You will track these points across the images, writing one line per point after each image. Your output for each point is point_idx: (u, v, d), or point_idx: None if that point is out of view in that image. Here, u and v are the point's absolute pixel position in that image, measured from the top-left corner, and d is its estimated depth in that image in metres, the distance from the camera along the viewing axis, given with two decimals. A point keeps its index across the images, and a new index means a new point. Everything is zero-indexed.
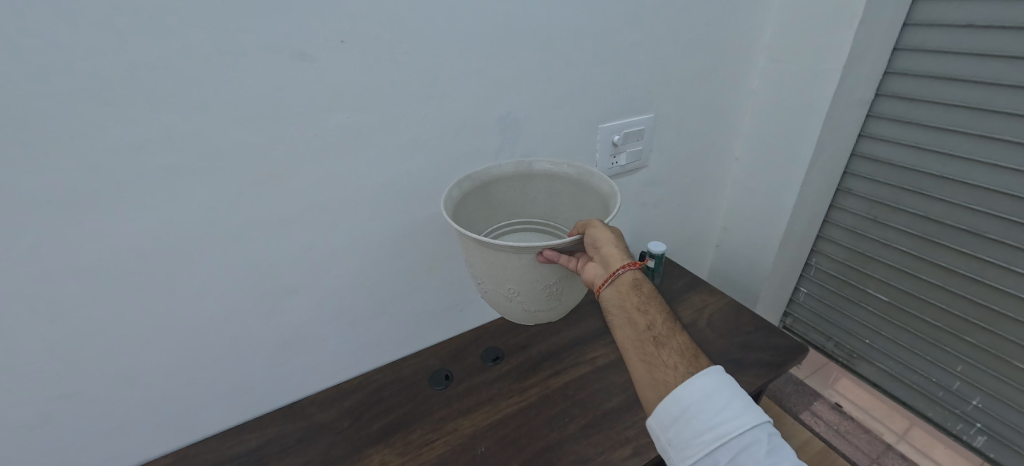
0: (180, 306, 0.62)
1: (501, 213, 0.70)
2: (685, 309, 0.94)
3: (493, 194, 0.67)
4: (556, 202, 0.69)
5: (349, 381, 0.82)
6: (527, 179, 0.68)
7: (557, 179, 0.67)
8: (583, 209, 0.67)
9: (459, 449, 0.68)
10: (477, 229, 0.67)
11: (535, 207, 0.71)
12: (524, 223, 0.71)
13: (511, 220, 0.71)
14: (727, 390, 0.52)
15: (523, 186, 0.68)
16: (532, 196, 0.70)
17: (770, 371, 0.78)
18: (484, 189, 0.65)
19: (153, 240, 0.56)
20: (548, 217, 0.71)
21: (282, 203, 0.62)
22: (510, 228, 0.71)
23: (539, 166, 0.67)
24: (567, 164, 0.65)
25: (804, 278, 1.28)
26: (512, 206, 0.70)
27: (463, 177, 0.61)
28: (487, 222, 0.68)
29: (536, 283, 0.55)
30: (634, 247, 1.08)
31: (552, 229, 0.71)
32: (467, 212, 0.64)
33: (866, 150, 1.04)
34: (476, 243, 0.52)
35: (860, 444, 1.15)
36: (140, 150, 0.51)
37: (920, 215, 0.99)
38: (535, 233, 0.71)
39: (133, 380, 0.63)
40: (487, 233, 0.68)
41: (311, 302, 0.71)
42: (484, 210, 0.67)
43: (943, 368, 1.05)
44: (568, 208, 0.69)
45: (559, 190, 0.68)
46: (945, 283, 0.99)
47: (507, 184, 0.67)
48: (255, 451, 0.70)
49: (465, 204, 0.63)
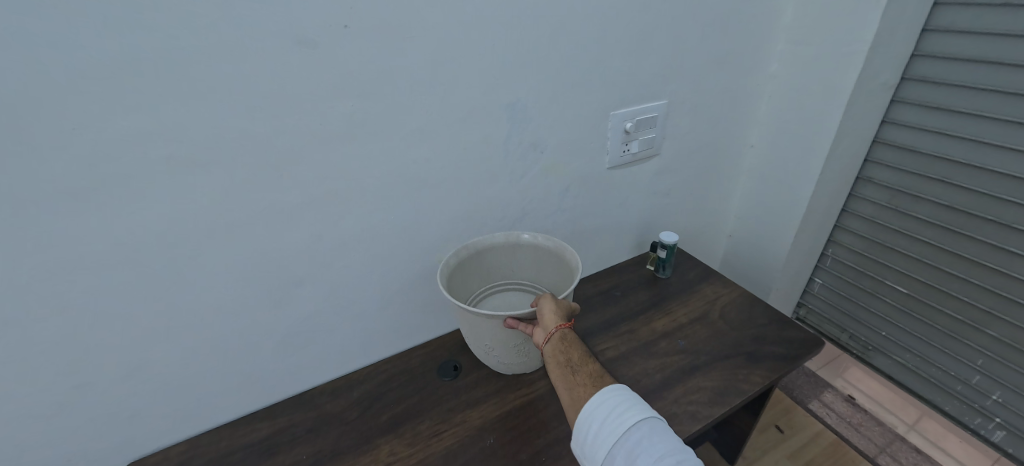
0: (189, 297, 0.62)
1: (494, 274, 0.81)
2: (697, 300, 0.92)
3: (487, 259, 0.79)
4: (539, 268, 0.80)
5: (358, 371, 0.82)
6: (515, 248, 0.79)
7: (541, 249, 0.78)
8: (560, 278, 0.77)
9: (468, 440, 0.68)
10: (471, 288, 0.79)
11: (522, 271, 0.82)
12: (513, 284, 0.82)
13: (502, 281, 0.82)
14: (613, 399, 0.54)
15: (512, 254, 0.80)
16: (520, 261, 0.81)
17: (784, 365, 0.76)
18: (477, 255, 0.77)
19: (159, 232, 0.56)
20: (532, 279, 0.82)
21: (286, 193, 0.61)
22: (500, 288, 0.82)
23: (525, 238, 0.78)
24: (548, 238, 0.76)
25: (819, 268, 1.25)
26: (504, 269, 0.81)
27: (460, 247, 0.73)
28: (481, 282, 0.80)
29: (507, 342, 0.68)
30: (645, 236, 1.06)
31: (536, 291, 0.82)
32: (462, 276, 0.76)
33: (890, 137, 1.00)
34: (461, 311, 0.65)
35: (873, 437, 1.11)
36: (143, 141, 0.50)
37: (944, 204, 0.95)
38: (521, 294, 0.82)
39: (145, 371, 0.64)
40: (480, 291, 0.80)
41: (319, 293, 0.71)
42: (478, 272, 0.79)
43: (962, 361, 1.03)
44: (549, 274, 0.80)
45: (541, 259, 0.79)
46: (967, 275, 0.96)
47: (498, 250, 0.79)
48: (265, 440, 0.71)
49: (461, 268, 0.75)
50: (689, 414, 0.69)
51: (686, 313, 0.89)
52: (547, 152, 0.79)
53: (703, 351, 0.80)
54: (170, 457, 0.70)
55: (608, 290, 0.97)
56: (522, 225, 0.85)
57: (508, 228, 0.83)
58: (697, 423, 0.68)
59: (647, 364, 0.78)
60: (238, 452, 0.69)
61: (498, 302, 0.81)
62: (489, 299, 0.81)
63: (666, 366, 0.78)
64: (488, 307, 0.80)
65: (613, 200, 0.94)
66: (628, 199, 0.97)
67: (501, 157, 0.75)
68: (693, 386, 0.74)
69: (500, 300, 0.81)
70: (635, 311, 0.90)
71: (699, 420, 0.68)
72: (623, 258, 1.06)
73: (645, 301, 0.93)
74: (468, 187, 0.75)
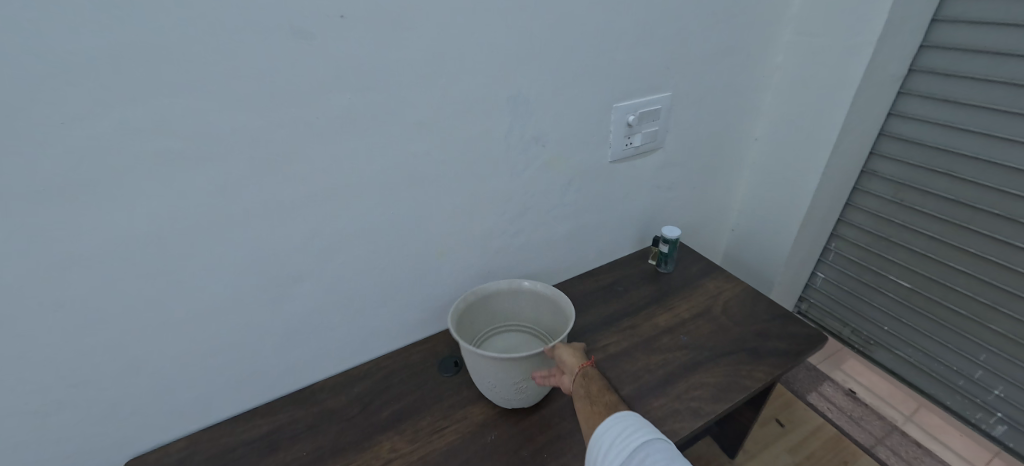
0: (186, 294, 0.61)
1: (495, 318, 0.82)
2: (699, 295, 0.91)
3: (490, 304, 0.81)
4: (540, 315, 0.81)
5: (358, 367, 0.82)
6: (515, 291, 0.80)
7: (541, 296, 0.79)
8: (558, 320, 0.78)
9: (470, 437, 0.68)
10: (475, 332, 0.80)
11: (523, 315, 0.83)
12: (515, 325, 0.83)
13: (504, 323, 0.83)
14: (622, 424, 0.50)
15: (512, 297, 0.81)
16: (522, 307, 0.82)
17: (787, 361, 0.76)
18: (481, 301, 0.79)
19: (155, 228, 0.55)
20: (534, 325, 0.83)
21: (284, 188, 0.60)
22: (501, 331, 0.83)
23: (525, 285, 0.80)
24: (547, 286, 0.78)
25: (822, 262, 1.24)
26: (507, 314, 0.83)
27: (466, 292, 0.76)
28: (483, 325, 0.81)
29: (509, 380, 0.65)
30: (647, 230, 1.05)
31: (537, 336, 0.82)
32: (467, 321, 0.78)
33: (897, 130, 0.99)
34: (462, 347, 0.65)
35: (873, 430, 1.11)
36: (135, 136, 0.49)
37: (950, 198, 0.94)
38: (522, 336, 0.82)
39: (144, 368, 0.63)
40: (481, 335, 0.81)
41: (318, 289, 0.70)
42: (482, 318, 0.81)
43: (964, 356, 1.03)
44: (549, 320, 0.81)
45: (541, 304, 0.80)
46: (971, 270, 0.96)
47: (501, 296, 0.81)
48: (265, 437, 0.70)
49: (466, 313, 0.77)
50: (692, 410, 0.69)
51: (688, 308, 0.88)
52: (549, 145, 0.78)
53: (706, 347, 0.80)
54: (170, 453, 0.69)
55: (610, 285, 0.96)
56: (523, 220, 0.84)
57: (509, 222, 0.82)
58: (699, 419, 0.67)
59: (649, 360, 0.78)
60: (238, 449, 0.69)
61: (499, 344, 0.81)
62: (492, 343, 0.81)
63: (668, 362, 0.77)
64: (489, 349, 0.81)
65: (615, 194, 0.93)
66: (630, 193, 0.95)
67: (502, 151, 0.74)
68: (695, 382, 0.73)
69: (501, 343, 0.82)
70: (637, 306, 0.90)
71: (701, 416, 0.68)
72: (625, 252, 1.05)
73: (647, 296, 0.92)
74: (468, 181, 0.73)
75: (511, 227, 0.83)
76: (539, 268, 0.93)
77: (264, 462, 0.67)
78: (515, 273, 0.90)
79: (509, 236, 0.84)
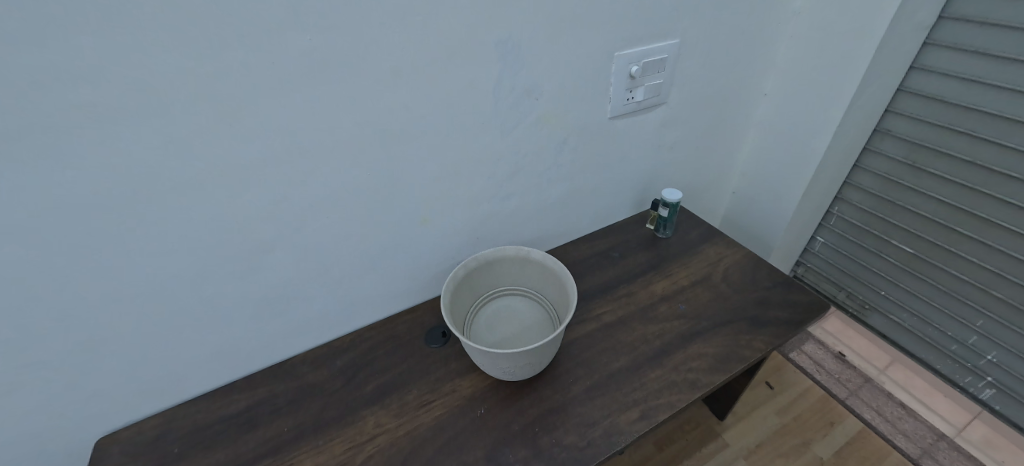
0: (140, 267, 0.54)
1: (502, 280, 0.78)
2: (699, 262, 0.87)
3: (497, 268, 0.77)
4: (546, 287, 0.76)
5: (341, 339, 0.78)
6: (525, 260, 0.75)
7: (548, 268, 0.74)
8: (563, 297, 0.72)
9: (458, 411, 0.65)
10: (480, 293, 0.77)
11: (530, 281, 0.78)
12: (520, 291, 0.78)
13: (508, 287, 0.79)
14: None
15: (522, 264, 0.76)
16: (528, 275, 0.77)
17: (788, 331, 0.73)
18: (487, 265, 0.75)
19: (92, 195, 0.47)
20: (539, 294, 0.78)
21: (240, 148, 0.52)
22: (505, 294, 0.79)
23: (535, 255, 0.74)
24: (554, 261, 0.72)
25: (822, 227, 1.21)
26: (514, 279, 0.78)
27: (471, 258, 0.72)
28: (488, 284, 0.77)
29: (495, 365, 0.63)
30: (646, 193, 1.00)
31: (541, 305, 0.77)
32: (470, 287, 0.74)
33: (915, 86, 0.92)
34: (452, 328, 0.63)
35: (860, 395, 1.14)
36: (46, 84, 0.40)
37: (966, 160, 0.90)
38: (525, 302, 0.78)
39: (102, 348, 0.58)
40: (488, 293, 0.77)
41: (290, 260, 0.64)
42: (488, 280, 0.77)
43: (960, 321, 1.02)
44: (554, 292, 0.75)
45: (548, 277, 0.75)
46: (979, 236, 0.93)
47: (509, 262, 0.76)
48: (243, 413, 0.67)
49: (470, 277, 0.74)
50: (689, 381, 0.67)
51: (687, 275, 0.85)
52: (542, 99, 0.70)
53: (704, 316, 0.77)
54: (144, 430, 0.66)
55: (606, 251, 0.91)
56: (514, 183, 0.77)
57: (499, 185, 0.76)
58: (696, 391, 0.65)
59: (645, 330, 0.75)
60: (215, 426, 0.66)
61: (503, 305, 0.78)
62: (496, 305, 0.78)
63: (665, 332, 0.74)
64: (491, 312, 0.77)
65: (614, 155, 0.87)
66: (629, 153, 0.89)
67: (491, 105, 0.66)
68: (693, 352, 0.71)
69: (504, 306, 0.78)
70: (634, 273, 0.86)
71: (699, 388, 0.66)
72: (622, 216, 1.00)
73: (644, 263, 0.88)
74: (454, 140, 0.66)
75: (502, 191, 0.77)
76: (531, 234, 0.88)
77: (243, 439, 0.64)
78: (505, 240, 0.85)
79: (499, 200, 0.78)
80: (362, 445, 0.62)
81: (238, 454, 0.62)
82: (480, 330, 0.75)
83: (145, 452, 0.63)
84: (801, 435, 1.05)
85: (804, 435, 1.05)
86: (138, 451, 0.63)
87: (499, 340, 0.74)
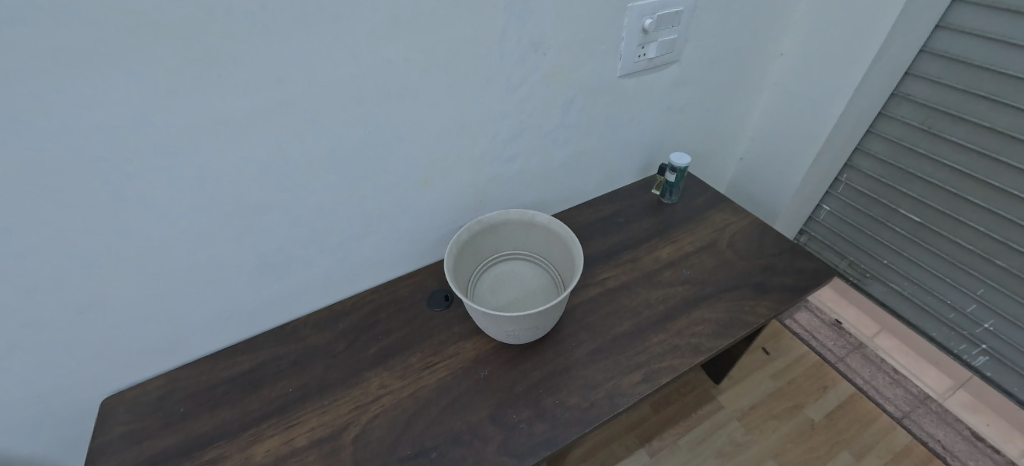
0: (132, 227, 0.52)
1: (505, 244, 0.76)
2: (705, 229, 0.86)
3: (500, 232, 0.75)
4: (550, 251, 0.75)
5: (342, 302, 0.77)
6: (530, 224, 0.74)
7: (552, 233, 0.72)
8: (567, 261, 0.72)
9: (462, 373, 0.65)
10: (483, 257, 0.75)
11: (534, 246, 0.77)
12: (523, 255, 0.77)
13: (512, 251, 0.77)
14: None
15: (526, 229, 0.75)
16: (532, 239, 0.76)
17: (791, 297, 0.73)
18: (490, 229, 0.74)
19: (76, 149, 0.45)
20: (542, 259, 0.77)
21: (232, 101, 0.48)
22: (509, 258, 0.78)
23: (539, 219, 0.73)
24: (559, 225, 0.70)
25: (829, 195, 1.19)
26: (517, 243, 0.77)
27: (473, 221, 0.70)
28: (491, 248, 0.76)
29: (498, 328, 0.63)
30: (652, 157, 0.97)
31: (545, 270, 0.77)
32: (473, 251, 0.73)
33: (939, 46, 0.88)
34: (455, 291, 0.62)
35: (855, 361, 1.17)
36: (15, 24, 0.37)
37: (985, 126, 0.87)
38: (528, 266, 0.78)
39: (99, 309, 0.57)
40: (490, 257, 0.76)
41: (289, 222, 0.62)
42: (490, 244, 0.75)
43: (961, 290, 1.03)
44: (558, 257, 0.74)
45: (551, 241, 0.74)
46: (989, 205, 0.91)
47: (512, 226, 0.75)
48: (247, 374, 0.67)
49: (473, 241, 0.72)
50: (692, 346, 0.67)
51: (692, 241, 0.84)
52: (550, 54, 0.66)
53: (708, 281, 0.76)
54: (148, 391, 0.66)
55: (610, 216, 0.90)
56: (518, 144, 0.74)
57: (503, 146, 0.73)
58: (699, 355, 0.66)
59: (649, 295, 0.74)
60: (219, 386, 0.66)
61: (506, 269, 0.77)
62: (498, 269, 0.77)
63: (669, 297, 0.74)
64: (494, 276, 0.76)
65: (622, 116, 0.83)
66: (638, 115, 0.86)
67: (495, 59, 0.62)
68: (696, 317, 0.71)
69: (507, 270, 0.77)
70: (638, 239, 0.85)
71: (702, 352, 0.66)
72: (627, 181, 0.98)
73: (649, 229, 0.87)
74: (457, 97, 0.63)
75: (505, 153, 0.74)
76: (534, 198, 0.86)
77: (248, 399, 0.64)
78: (508, 203, 0.83)
79: (502, 162, 0.75)
80: (367, 405, 0.62)
81: (244, 413, 0.62)
82: (482, 294, 0.74)
83: (151, 412, 0.63)
84: (794, 398, 1.09)
85: (797, 398, 1.08)
86: (144, 411, 0.63)
87: (502, 304, 0.73)
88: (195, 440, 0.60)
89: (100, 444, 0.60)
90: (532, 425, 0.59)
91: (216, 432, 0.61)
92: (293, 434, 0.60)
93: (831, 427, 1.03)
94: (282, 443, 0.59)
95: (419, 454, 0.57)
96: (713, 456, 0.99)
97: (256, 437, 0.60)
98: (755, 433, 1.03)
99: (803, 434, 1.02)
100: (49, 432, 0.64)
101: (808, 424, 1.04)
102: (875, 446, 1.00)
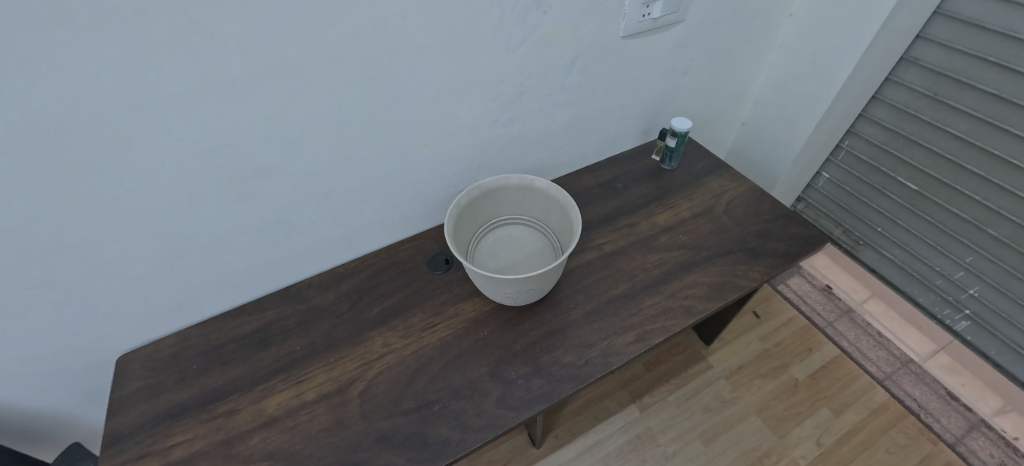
0: (129, 191, 0.52)
1: (504, 208, 0.77)
2: (703, 194, 0.87)
3: (500, 197, 0.75)
4: (549, 216, 0.76)
5: (345, 264, 0.79)
6: (528, 190, 0.74)
7: (552, 198, 0.73)
8: (566, 227, 0.73)
9: (462, 332, 0.68)
10: (482, 221, 0.76)
11: (532, 211, 0.77)
12: (522, 220, 0.78)
13: (511, 215, 0.78)
14: None
15: (524, 194, 0.75)
16: (531, 203, 0.76)
17: (784, 263, 0.75)
18: (489, 194, 0.74)
19: (76, 112, 0.44)
20: (541, 223, 0.78)
21: (226, 60, 0.47)
22: (508, 223, 0.79)
23: (539, 184, 0.73)
24: (558, 190, 0.71)
25: (830, 161, 1.19)
26: (516, 208, 0.77)
27: (473, 186, 0.71)
28: (491, 213, 0.77)
29: (496, 290, 0.64)
30: (652, 122, 0.96)
31: (543, 234, 0.78)
32: (472, 214, 0.74)
33: (954, 7, 0.85)
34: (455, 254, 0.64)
35: (841, 325, 1.20)
36: None
37: (990, 93, 0.86)
38: (526, 231, 0.79)
39: (109, 270, 0.58)
40: (490, 221, 0.77)
41: (289, 184, 0.62)
42: (490, 208, 0.76)
43: (950, 258, 1.05)
44: (556, 222, 0.75)
45: (551, 207, 0.74)
46: (986, 174, 0.92)
47: (512, 191, 0.75)
48: (256, 333, 0.70)
49: (472, 206, 0.73)
50: (684, 308, 0.69)
51: (690, 207, 0.84)
52: (551, 13, 0.64)
53: (703, 247, 0.78)
54: (161, 349, 0.69)
55: (609, 182, 0.90)
56: (517, 107, 0.73)
57: (502, 109, 0.72)
58: (690, 317, 0.68)
59: (645, 259, 0.76)
60: (229, 344, 0.68)
61: (504, 234, 0.78)
62: (498, 234, 0.78)
63: (664, 261, 0.76)
64: (493, 240, 0.77)
65: (623, 80, 0.82)
66: (639, 78, 0.84)
67: (495, 19, 0.60)
68: (689, 281, 0.73)
69: (506, 234, 0.78)
70: (636, 204, 0.85)
71: (693, 314, 0.69)
72: (627, 146, 0.97)
73: (647, 194, 0.87)
74: (455, 57, 0.61)
75: (505, 115, 0.73)
76: (533, 163, 0.86)
77: (257, 357, 0.67)
78: (507, 168, 0.83)
79: (501, 126, 0.75)
80: (371, 362, 0.65)
81: (254, 369, 0.65)
82: (482, 258, 0.76)
83: (165, 368, 0.66)
84: (780, 358, 1.13)
85: (783, 359, 1.13)
86: (159, 367, 0.66)
87: (501, 267, 0.75)
88: (209, 395, 0.63)
89: (119, 398, 0.63)
90: (529, 380, 0.62)
91: (228, 387, 0.64)
92: (302, 389, 0.63)
93: (814, 386, 1.08)
94: (291, 397, 0.62)
95: (422, 407, 0.60)
96: (700, 411, 1.05)
97: (266, 391, 0.63)
98: (741, 390, 1.08)
99: (787, 391, 1.07)
100: (69, 387, 0.67)
101: (792, 383, 1.09)
102: (854, 403, 1.06)
